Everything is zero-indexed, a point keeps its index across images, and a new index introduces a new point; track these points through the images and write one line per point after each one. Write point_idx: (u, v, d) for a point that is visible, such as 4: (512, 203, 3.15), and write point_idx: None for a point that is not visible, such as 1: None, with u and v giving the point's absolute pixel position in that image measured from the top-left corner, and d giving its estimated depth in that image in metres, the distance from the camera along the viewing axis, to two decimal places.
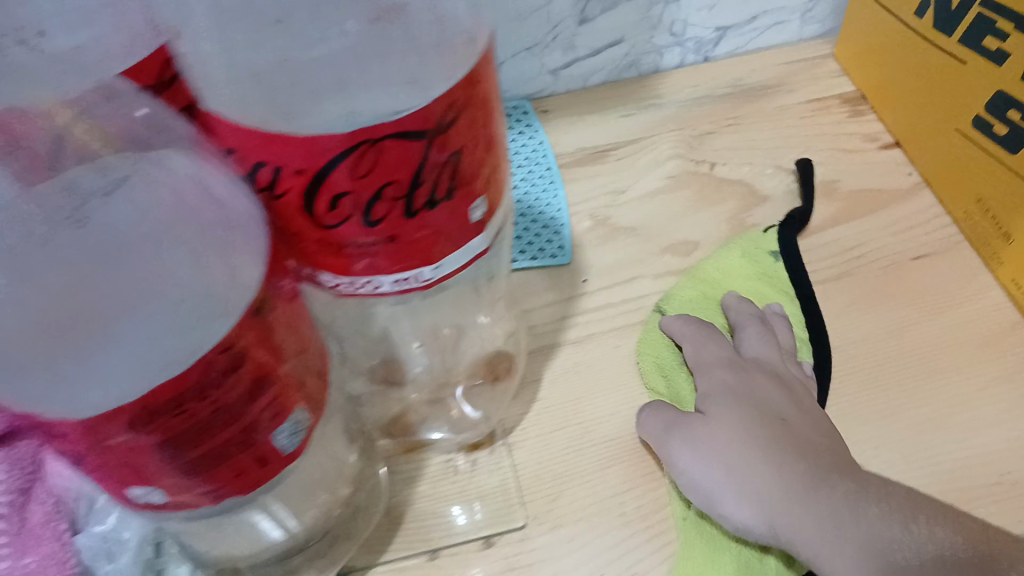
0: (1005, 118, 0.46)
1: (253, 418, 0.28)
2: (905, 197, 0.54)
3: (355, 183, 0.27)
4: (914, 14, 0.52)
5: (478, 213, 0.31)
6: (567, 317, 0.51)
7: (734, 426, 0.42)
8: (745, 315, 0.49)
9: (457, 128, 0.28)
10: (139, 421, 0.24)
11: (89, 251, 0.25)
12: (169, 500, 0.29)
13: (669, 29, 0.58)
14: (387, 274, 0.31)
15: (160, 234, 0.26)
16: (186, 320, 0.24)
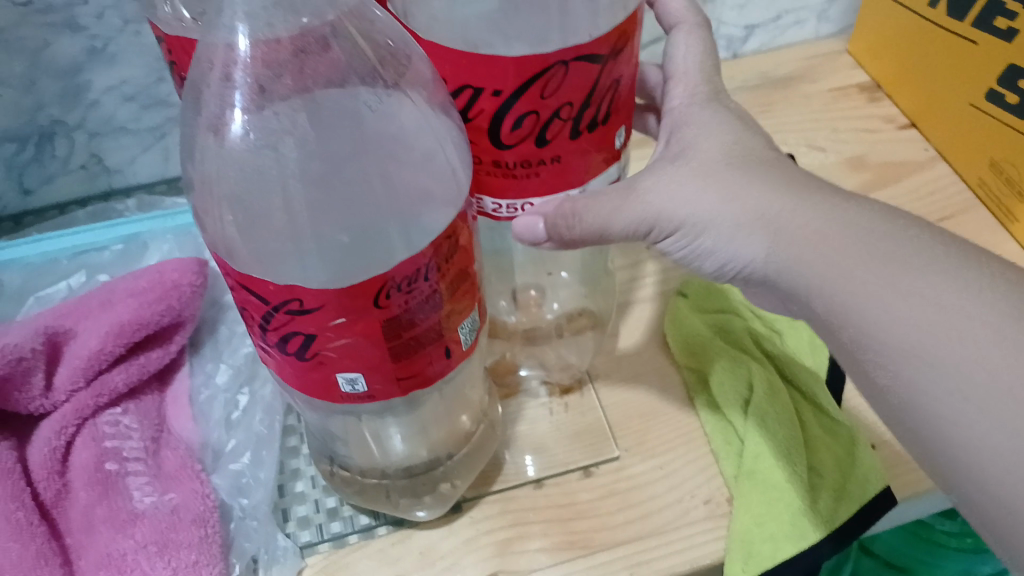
0: (1015, 88, 0.53)
1: (448, 307, 0.33)
2: (924, 168, 0.60)
3: (539, 103, 0.33)
4: (927, 7, 0.59)
5: (620, 141, 0.37)
6: (635, 280, 0.57)
7: (701, 146, 0.37)
8: (701, 81, 0.42)
9: (619, 58, 0.33)
10: (381, 292, 0.30)
11: (324, 170, 0.32)
12: (371, 391, 0.34)
13: (705, 27, 0.65)
14: (542, 197, 0.37)
15: (373, 159, 0.33)
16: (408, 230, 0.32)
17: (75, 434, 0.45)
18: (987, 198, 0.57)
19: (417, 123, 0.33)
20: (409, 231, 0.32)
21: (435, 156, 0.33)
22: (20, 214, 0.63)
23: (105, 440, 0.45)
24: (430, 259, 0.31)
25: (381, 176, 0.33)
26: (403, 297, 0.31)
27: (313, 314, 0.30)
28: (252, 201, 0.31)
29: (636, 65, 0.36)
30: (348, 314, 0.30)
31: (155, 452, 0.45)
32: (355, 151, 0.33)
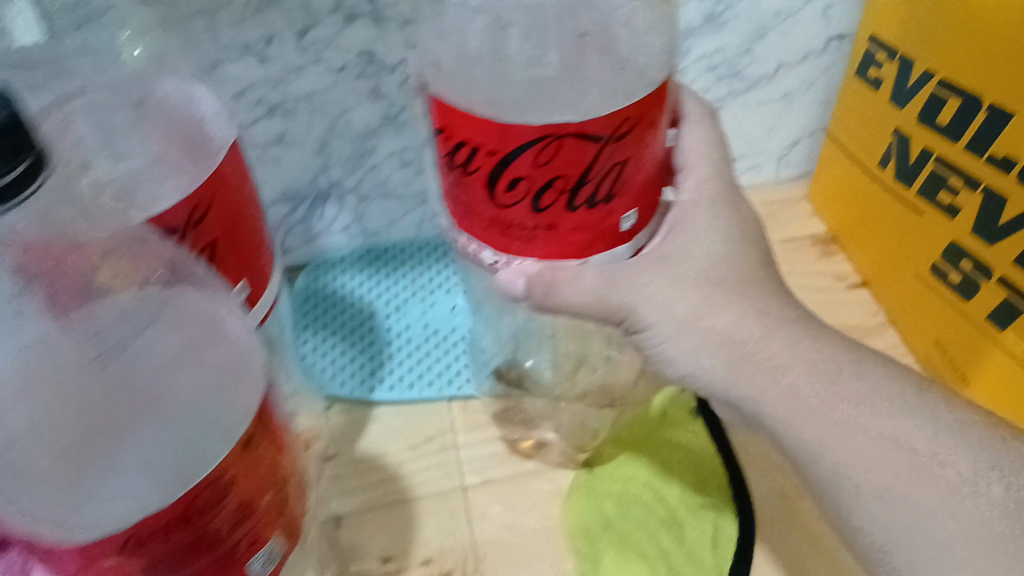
0: (959, 267, 0.49)
1: (237, 540, 0.29)
2: (872, 334, 0.56)
3: (531, 171, 0.32)
4: (878, 166, 0.55)
5: (628, 223, 0.36)
6: (543, 443, 0.53)
7: (685, 248, 0.37)
8: (722, 176, 0.41)
9: (622, 143, 0.33)
10: (129, 542, 0.26)
11: (125, 378, 0.31)
12: None
13: None
14: (536, 260, 0.36)
15: (175, 365, 0.31)
16: (202, 435, 0.29)
17: None
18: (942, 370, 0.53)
19: (201, 322, 0.33)
20: (195, 446, 0.29)
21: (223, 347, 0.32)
22: None
23: None
24: (198, 497, 0.26)
25: (163, 390, 0.31)
26: (162, 543, 0.26)
27: (63, 559, 0.26)
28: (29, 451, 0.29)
29: (657, 148, 0.36)
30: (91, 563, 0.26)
31: None
32: (159, 356, 0.31)
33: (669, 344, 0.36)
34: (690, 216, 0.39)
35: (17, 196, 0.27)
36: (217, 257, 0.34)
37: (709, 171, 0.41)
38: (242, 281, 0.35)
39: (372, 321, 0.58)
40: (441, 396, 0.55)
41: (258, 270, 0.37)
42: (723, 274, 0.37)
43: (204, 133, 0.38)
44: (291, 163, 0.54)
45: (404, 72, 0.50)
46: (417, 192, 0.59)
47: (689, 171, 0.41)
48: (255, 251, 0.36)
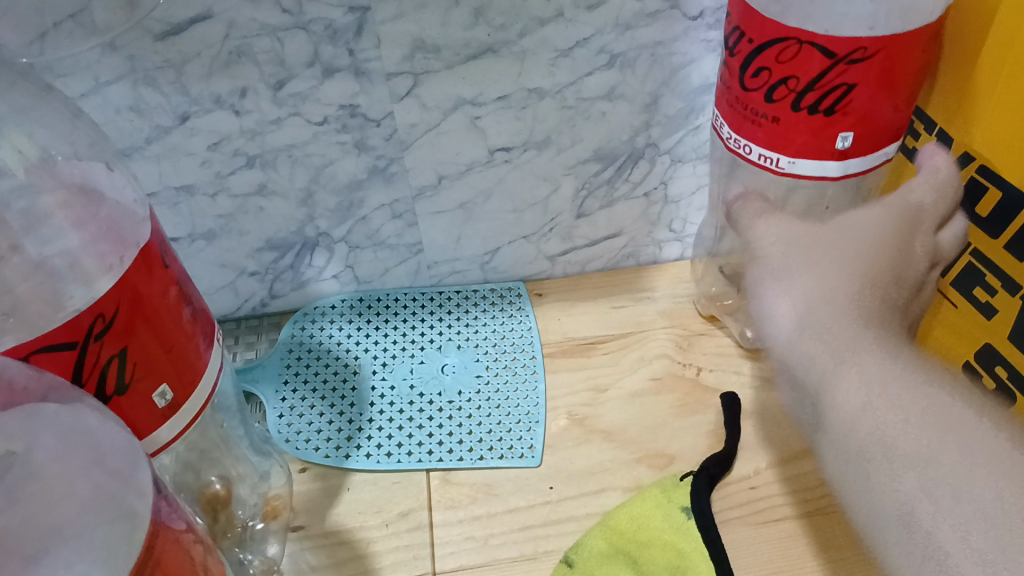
0: (991, 372, 0.43)
1: None
2: None
3: (772, 64, 0.40)
4: None
5: (844, 143, 0.41)
6: (524, 528, 0.48)
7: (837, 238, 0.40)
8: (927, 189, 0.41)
9: (859, 66, 0.38)
10: None
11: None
12: None
13: (669, 226, 0.58)
14: (760, 148, 0.43)
15: (51, 478, 0.27)
16: (107, 524, 0.26)
17: None
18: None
19: (76, 436, 0.28)
20: (92, 542, 0.25)
21: (109, 462, 0.28)
22: None
23: None
24: None
25: (40, 515, 0.26)
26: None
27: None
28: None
29: (907, 92, 0.40)
30: None
31: None
32: (33, 475, 0.27)
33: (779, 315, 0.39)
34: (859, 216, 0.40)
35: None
36: (130, 362, 0.33)
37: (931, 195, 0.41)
38: (162, 384, 0.34)
39: (355, 378, 0.55)
40: (420, 466, 0.51)
41: (183, 364, 0.36)
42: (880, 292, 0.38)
43: (135, 211, 0.37)
44: (275, 214, 0.53)
45: (391, 125, 0.49)
46: (411, 242, 0.57)
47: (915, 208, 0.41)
48: (179, 347, 0.35)
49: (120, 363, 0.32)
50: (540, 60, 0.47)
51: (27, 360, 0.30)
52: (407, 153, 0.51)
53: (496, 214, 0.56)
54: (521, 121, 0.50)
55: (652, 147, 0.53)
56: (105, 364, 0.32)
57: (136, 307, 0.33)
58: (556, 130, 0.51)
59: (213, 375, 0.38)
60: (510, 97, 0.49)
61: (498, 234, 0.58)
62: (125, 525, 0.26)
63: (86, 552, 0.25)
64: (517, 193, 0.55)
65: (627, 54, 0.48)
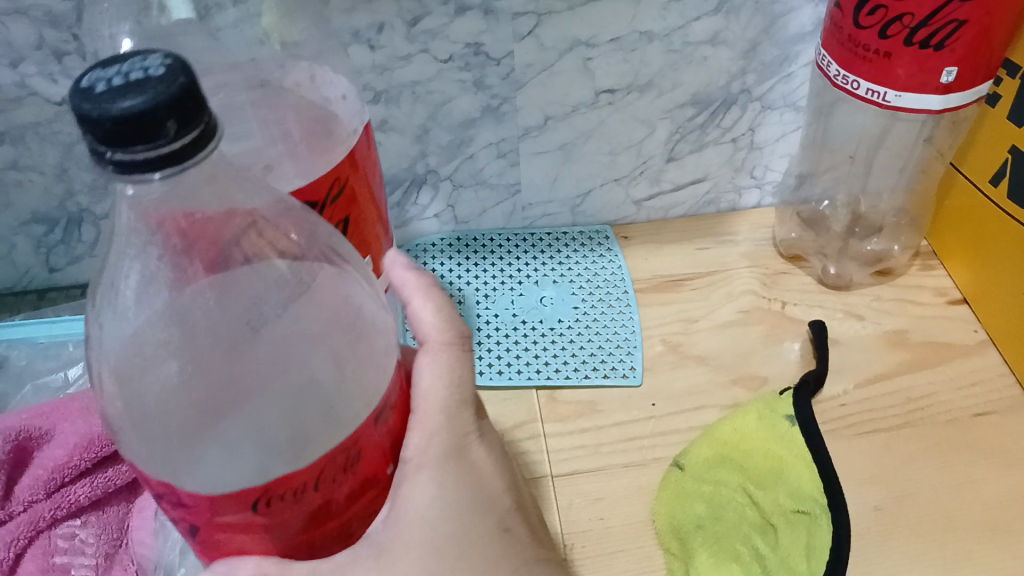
0: None
1: (354, 508, 0.30)
2: (972, 354, 0.55)
3: (887, 2, 0.44)
4: (988, 183, 0.53)
5: (948, 78, 0.45)
6: (632, 439, 0.52)
7: (404, 558, 0.30)
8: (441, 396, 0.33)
9: (970, 4, 0.42)
10: (265, 496, 0.27)
11: (259, 357, 0.31)
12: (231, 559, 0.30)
13: (750, 172, 0.62)
14: (867, 83, 0.47)
15: (314, 341, 0.32)
16: (341, 402, 0.31)
17: (26, 545, 0.47)
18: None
19: (341, 309, 0.33)
20: (325, 422, 0.30)
21: (360, 345, 0.32)
22: (46, 288, 0.62)
23: (57, 554, 0.47)
24: (337, 459, 0.28)
25: (299, 371, 0.32)
26: (291, 505, 0.28)
27: (189, 509, 0.28)
28: (148, 416, 0.29)
29: (1007, 32, 0.44)
30: (230, 509, 0.27)
31: (103, 572, 0.47)
32: (300, 329, 0.32)
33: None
34: (415, 497, 0.31)
35: (195, 159, 0.23)
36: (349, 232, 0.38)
37: (436, 429, 0.32)
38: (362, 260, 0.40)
39: (461, 306, 0.59)
40: (529, 384, 0.55)
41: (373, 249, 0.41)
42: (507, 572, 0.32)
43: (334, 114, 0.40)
44: (391, 148, 0.56)
45: (510, 64, 0.53)
46: (511, 182, 0.60)
47: (413, 424, 0.32)
48: (373, 234, 0.40)
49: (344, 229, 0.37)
50: (653, 5, 0.51)
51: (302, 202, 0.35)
52: (520, 93, 0.55)
53: (593, 156, 0.60)
54: (629, 64, 0.54)
55: (745, 94, 0.56)
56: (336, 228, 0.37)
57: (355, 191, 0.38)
58: (660, 73, 0.55)
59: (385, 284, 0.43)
60: (621, 39, 0.52)
61: (590, 176, 0.61)
62: (341, 424, 0.30)
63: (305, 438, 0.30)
64: (615, 136, 0.58)
65: (733, 1, 0.51)
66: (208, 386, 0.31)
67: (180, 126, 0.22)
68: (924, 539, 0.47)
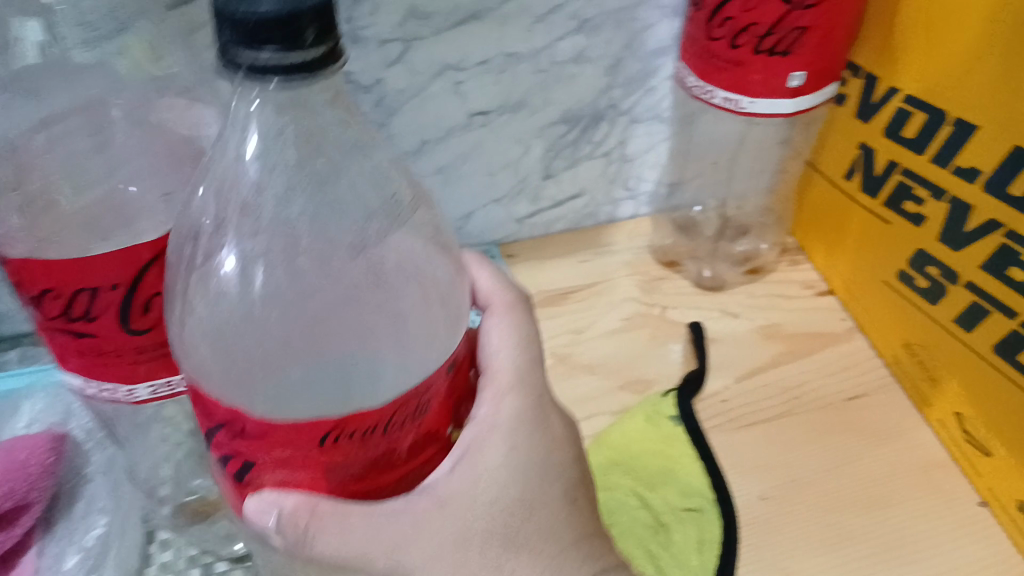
0: (925, 272, 0.51)
1: (417, 460, 0.32)
2: (841, 340, 0.59)
3: (735, 15, 0.46)
4: (842, 178, 0.57)
5: (796, 82, 0.48)
6: None
7: (465, 502, 0.34)
8: (513, 347, 0.39)
9: (810, 11, 0.45)
10: (334, 432, 0.28)
11: (347, 302, 0.38)
12: (275, 499, 0.31)
13: (625, 184, 0.64)
14: (723, 92, 0.49)
15: (385, 287, 0.37)
16: (405, 349, 0.37)
17: None
18: (941, 368, 0.52)
19: (407, 273, 0.37)
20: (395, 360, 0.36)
21: (419, 294, 0.38)
22: None
23: None
24: (406, 405, 0.29)
25: (382, 313, 0.38)
26: (354, 448, 0.29)
27: (247, 440, 0.29)
28: (231, 342, 0.35)
29: (846, 33, 0.48)
30: (293, 440, 0.28)
31: None
32: (372, 279, 0.37)
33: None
34: (486, 446, 0.36)
35: (318, 74, 0.25)
36: None
37: (509, 385, 0.38)
38: None
39: None
40: None
41: None
42: (548, 527, 0.36)
43: None
44: None
45: (381, 90, 0.52)
46: None
47: (489, 383, 0.38)
48: None
49: None
50: (518, 25, 0.51)
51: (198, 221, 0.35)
52: (394, 118, 0.54)
53: (472, 178, 0.60)
54: (499, 84, 0.54)
55: (613, 108, 0.58)
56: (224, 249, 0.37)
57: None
58: (530, 93, 0.55)
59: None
60: (490, 61, 0.53)
61: (471, 198, 0.62)
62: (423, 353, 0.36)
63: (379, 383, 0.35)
64: (491, 157, 0.59)
65: (594, 20, 0.52)
66: (307, 322, 0.37)
67: (315, 36, 0.24)
68: (815, 520, 0.49)
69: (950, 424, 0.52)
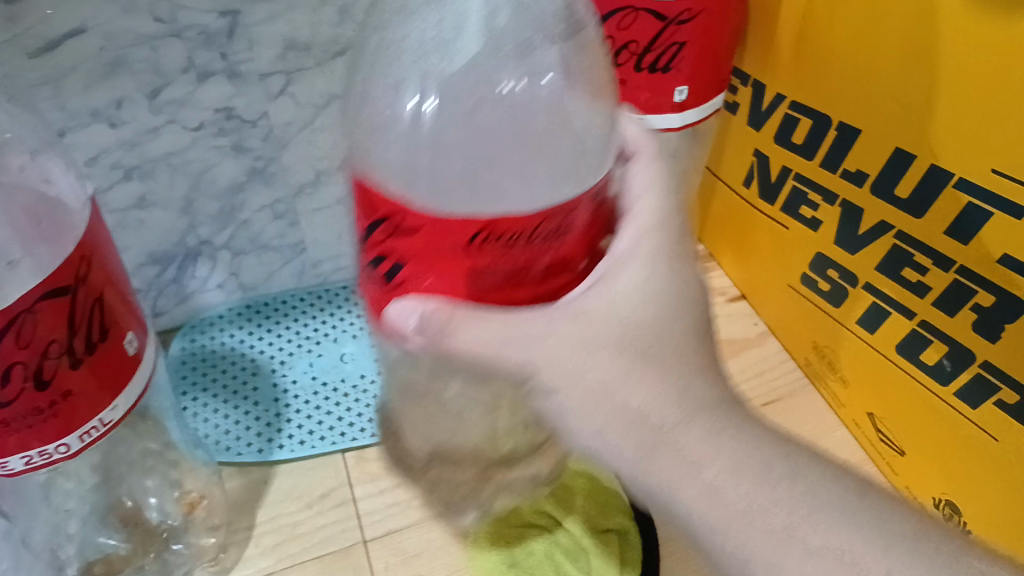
0: (826, 275, 0.51)
1: (562, 275, 0.34)
2: (753, 346, 0.59)
3: (611, 35, 0.45)
4: (741, 185, 0.57)
5: (680, 96, 0.48)
6: None
7: (605, 318, 0.32)
8: (660, 186, 0.36)
9: (687, 27, 0.45)
10: (485, 230, 0.30)
11: (485, 158, 0.36)
12: (412, 317, 0.33)
13: None
14: None
15: (514, 148, 0.36)
16: (533, 171, 0.36)
17: None
18: (849, 371, 0.52)
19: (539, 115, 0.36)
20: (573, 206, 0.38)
21: (565, 130, 0.36)
22: None
23: None
24: (546, 226, 0.31)
25: (488, 152, 0.36)
26: (497, 253, 0.30)
27: (411, 234, 0.30)
28: (448, 154, 0.35)
29: (724, 44, 0.48)
30: (450, 234, 0.30)
31: None
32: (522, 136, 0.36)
33: (574, 413, 0.33)
34: (623, 273, 0.33)
35: None
36: (106, 307, 0.35)
37: (651, 224, 0.34)
38: (127, 333, 0.37)
39: (256, 378, 0.57)
40: (334, 449, 0.54)
41: (133, 316, 0.38)
42: (677, 350, 0.33)
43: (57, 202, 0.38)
44: (156, 226, 0.54)
45: (267, 125, 0.51)
46: (294, 242, 0.59)
47: (628, 218, 0.35)
48: (127, 301, 0.38)
49: (99, 309, 0.35)
50: None
51: (58, 287, 0.32)
52: (285, 152, 0.53)
53: None
54: None
55: None
56: (89, 311, 0.34)
57: (101, 271, 0.35)
58: None
59: (145, 378, 0.38)
60: None
61: None
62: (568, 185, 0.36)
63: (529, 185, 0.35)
64: None
65: None
66: (460, 165, 0.35)
67: None
68: None
69: (862, 423, 0.53)
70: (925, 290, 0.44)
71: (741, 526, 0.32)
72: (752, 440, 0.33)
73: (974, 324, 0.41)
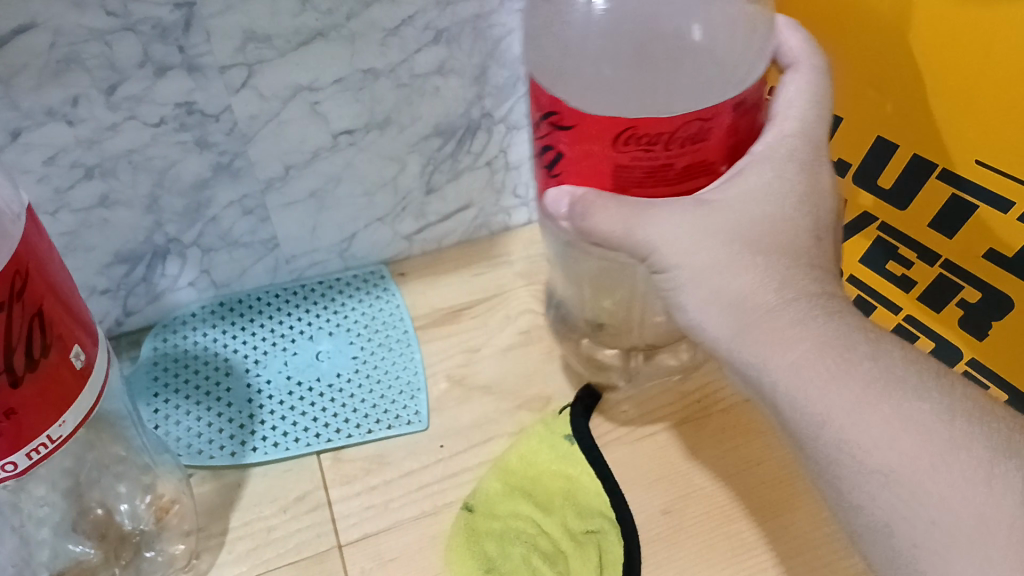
0: None
1: (699, 177, 0.40)
2: None
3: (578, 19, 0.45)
4: None
5: None
6: (420, 488, 0.50)
7: (731, 208, 0.37)
8: (810, 97, 0.40)
9: None
10: (625, 132, 0.37)
11: (650, 59, 0.45)
12: (563, 200, 0.41)
13: (514, 192, 0.62)
14: None
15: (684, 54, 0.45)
16: (699, 83, 0.43)
17: None
18: None
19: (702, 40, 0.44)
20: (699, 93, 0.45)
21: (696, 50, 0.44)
22: None
23: None
24: (691, 124, 0.37)
25: (688, 48, 0.44)
26: (639, 152, 0.38)
27: (571, 130, 0.39)
28: (609, 54, 0.45)
29: None
30: (592, 131, 0.38)
31: None
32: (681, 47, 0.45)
33: (684, 287, 0.37)
34: (752, 172, 0.38)
35: None
36: (48, 320, 0.34)
37: (793, 131, 0.39)
38: (75, 345, 0.36)
39: (229, 378, 0.56)
40: (309, 450, 0.52)
41: (81, 325, 0.37)
42: (785, 242, 0.36)
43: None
44: (121, 224, 0.52)
45: (230, 119, 0.49)
46: (266, 238, 0.57)
47: (772, 126, 0.40)
48: (74, 308, 0.37)
49: (39, 323, 0.34)
50: (370, 42, 0.48)
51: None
52: (251, 147, 0.51)
53: (348, 199, 0.57)
54: (360, 103, 0.51)
55: (487, 118, 0.56)
56: (29, 324, 0.33)
57: (42, 283, 0.34)
58: (395, 109, 0.53)
59: (97, 387, 0.38)
60: (346, 79, 0.50)
61: (352, 219, 0.59)
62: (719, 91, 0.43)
63: (694, 82, 0.44)
64: (366, 176, 0.56)
65: (450, 29, 0.50)
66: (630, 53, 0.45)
67: None
68: (716, 531, 0.48)
69: None
70: (911, 284, 0.44)
71: (822, 398, 0.33)
72: (836, 325, 0.34)
73: (960, 320, 0.42)
